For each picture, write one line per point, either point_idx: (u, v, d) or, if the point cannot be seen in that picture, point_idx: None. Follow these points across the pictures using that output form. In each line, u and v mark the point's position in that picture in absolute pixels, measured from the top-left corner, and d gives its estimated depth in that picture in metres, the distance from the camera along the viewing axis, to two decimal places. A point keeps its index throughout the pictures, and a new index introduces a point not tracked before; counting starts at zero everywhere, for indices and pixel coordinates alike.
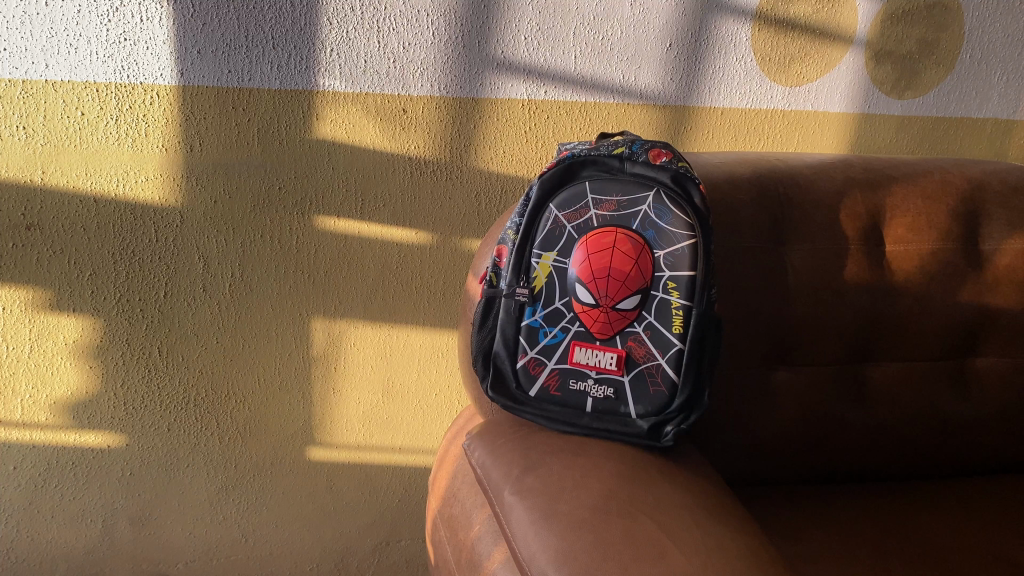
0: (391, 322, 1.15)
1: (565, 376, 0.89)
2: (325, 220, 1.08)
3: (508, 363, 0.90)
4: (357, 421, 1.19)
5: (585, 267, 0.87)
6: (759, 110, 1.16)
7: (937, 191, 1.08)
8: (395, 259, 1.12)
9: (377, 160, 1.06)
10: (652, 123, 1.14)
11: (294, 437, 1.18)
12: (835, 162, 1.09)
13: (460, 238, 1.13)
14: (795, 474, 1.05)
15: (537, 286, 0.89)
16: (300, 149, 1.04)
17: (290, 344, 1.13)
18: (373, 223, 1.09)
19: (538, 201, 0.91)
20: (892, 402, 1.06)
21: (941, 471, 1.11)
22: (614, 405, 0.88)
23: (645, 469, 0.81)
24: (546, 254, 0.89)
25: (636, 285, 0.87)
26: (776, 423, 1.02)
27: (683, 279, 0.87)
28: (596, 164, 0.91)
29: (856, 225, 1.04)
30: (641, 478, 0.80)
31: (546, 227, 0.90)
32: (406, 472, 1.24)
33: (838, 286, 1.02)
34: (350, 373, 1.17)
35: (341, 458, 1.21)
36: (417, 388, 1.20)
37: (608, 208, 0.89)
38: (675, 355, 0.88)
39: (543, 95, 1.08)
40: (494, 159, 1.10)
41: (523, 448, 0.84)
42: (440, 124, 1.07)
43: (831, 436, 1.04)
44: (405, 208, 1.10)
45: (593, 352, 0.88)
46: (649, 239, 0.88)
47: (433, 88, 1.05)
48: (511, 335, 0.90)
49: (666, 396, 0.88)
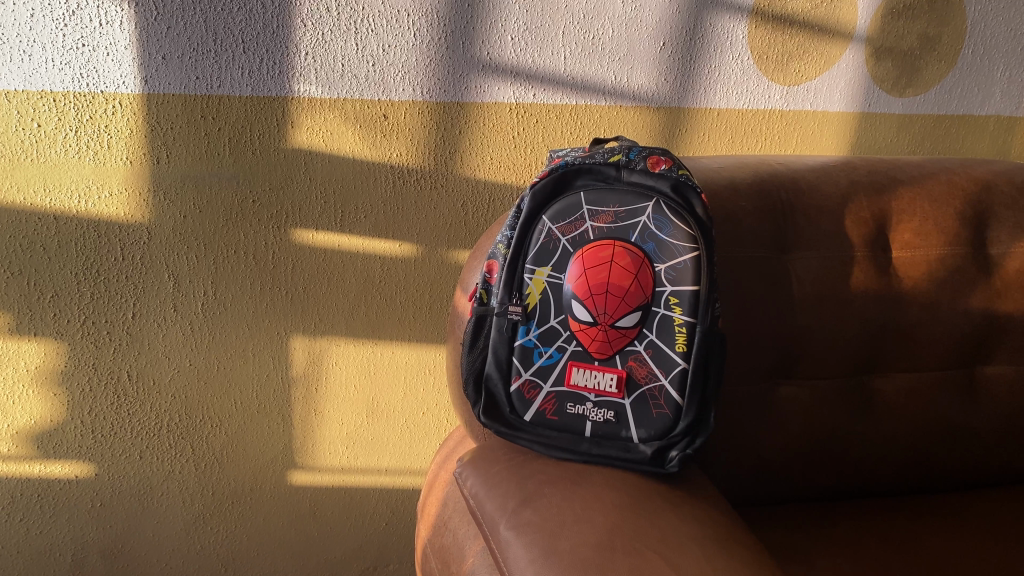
0: (375, 339, 1.09)
1: (562, 399, 0.84)
2: (303, 233, 1.02)
3: (501, 386, 0.85)
4: (341, 444, 1.14)
5: (581, 283, 0.82)
6: (756, 110, 1.11)
7: (944, 193, 1.04)
8: (378, 274, 1.06)
9: (357, 170, 1.01)
10: (645, 126, 1.08)
11: (274, 461, 1.12)
12: (837, 164, 1.05)
13: (447, 250, 1.08)
14: (801, 492, 1.01)
15: (531, 304, 0.84)
16: (275, 159, 0.97)
17: (268, 365, 1.07)
18: (354, 236, 1.03)
19: (530, 213, 0.85)
20: (900, 414, 1.01)
21: (951, 483, 1.07)
22: (615, 429, 0.83)
23: (649, 498, 0.76)
24: (540, 269, 0.84)
25: (636, 301, 0.82)
26: (781, 439, 0.97)
27: (686, 294, 0.82)
28: (591, 172, 0.86)
29: (862, 229, 0.99)
30: (645, 508, 0.75)
31: (539, 240, 0.84)
32: (392, 495, 1.19)
33: (843, 295, 0.97)
34: (332, 394, 1.11)
35: (325, 482, 1.15)
36: (404, 407, 1.14)
37: (605, 220, 0.84)
38: (678, 375, 0.82)
39: (532, 98, 1.03)
40: (480, 166, 1.05)
41: (518, 477, 0.79)
42: (423, 130, 1.01)
43: (839, 452, 1.00)
44: (388, 219, 1.04)
45: (591, 373, 0.83)
46: (649, 252, 0.82)
47: (416, 92, 0.99)
48: (504, 356, 0.84)
49: (670, 419, 0.82)
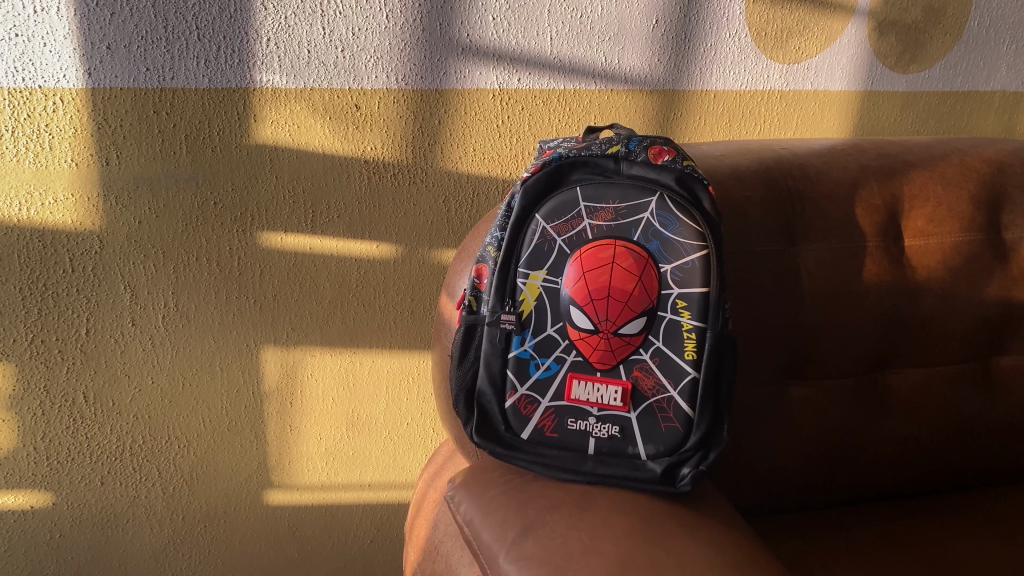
0: (353, 348, 1.01)
1: (562, 415, 0.77)
2: (271, 236, 0.93)
3: (494, 402, 0.77)
4: (320, 460, 1.06)
5: (579, 287, 0.75)
6: (755, 91, 1.04)
7: (956, 176, 0.97)
8: (354, 277, 0.98)
9: (328, 165, 0.92)
10: (637, 111, 1.01)
11: (249, 481, 1.04)
12: (845, 146, 0.98)
13: (429, 249, 1.00)
14: (814, 498, 0.95)
15: (525, 311, 0.77)
16: (237, 156, 0.89)
17: (238, 379, 0.98)
18: (327, 237, 0.95)
19: (521, 212, 0.77)
20: (914, 412, 0.96)
21: (967, 481, 1.01)
22: (621, 445, 0.76)
23: (663, 521, 0.69)
24: (534, 272, 0.77)
25: (641, 306, 0.75)
26: (793, 444, 0.91)
27: (695, 297, 0.75)
28: (587, 166, 0.78)
29: (874, 218, 0.92)
30: (661, 532, 0.68)
31: (533, 242, 0.77)
32: (377, 511, 1.11)
33: (856, 288, 0.91)
34: (309, 407, 1.03)
35: (304, 501, 1.07)
36: (387, 418, 1.07)
37: (604, 217, 0.76)
38: (688, 385, 0.76)
39: (516, 83, 0.95)
40: (462, 159, 0.97)
41: (519, 502, 0.72)
42: (400, 121, 0.93)
43: (852, 454, 0.94)
44: (363, 218, 0.96)
45: (592, 386, 0.76)
46: (654, 251, 0.75)
47: (390, 80, 0.90)
48: (498, 370, 0.77)
49: (680, 432, 0.76)
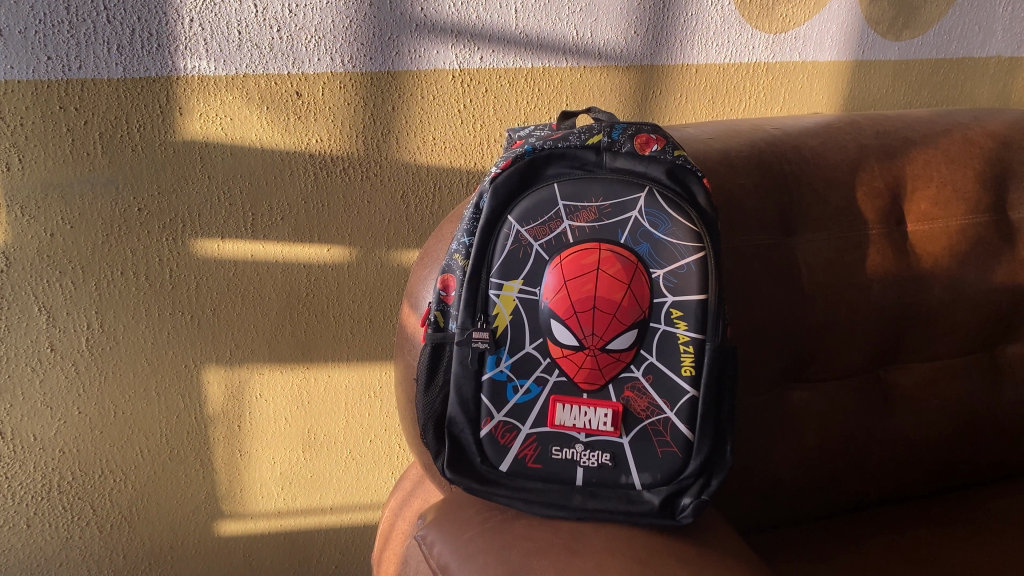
0: (306, 363, 0.91)
1: (545, 443, 0.68)
2: (207, 244, 0.82)
3: (468, 432, 0.68)
4: (275, 485, 0.96)
5: (561, 298, 0.66)
6: (739, 64, 0.95)
7: (961, 152, 0.89)
8: (304, 285, 0.88)
9: (268, 161, 0.81)
10: (613, 89, 0.91)
11: (196, 513, 0.94)
12: (841, 122, 0.89)
13: (387, 251, 0.89)
14: (817, 507, 0.87)
15: (499, 327, 0.67)
16: (162, 156, 0.78)
17: (178, 404, 0.88)
18: (270, 243, 0.84)
19: (492, 214, 0.67)
20: (920, 410, 0.89)
21: (975, 478, 0.95)
22: (613, 475, 0.67)
23: (666, 554, 0.61)
24: (509, 282, 0.67)
25: (631, 317, 0.66)
26: (794, 451, 0.83)
27: (692, 305, 0.66)
28: (565, 159, 0.68)
29: (876, 202, 0.84)
30: (664, 567, 0.59)
31: (506, 247, 0.67)
32: (341, 534, 1.02)
33: (859, 281, 0.83)
34: (259, 430, 0.93)
35: (260, 529, 0.98)
36: (347, 436, 0.97)
37: (587, 218, 0.67)
38: (687, 405, 0.67)
39: (478, 63, 0.84)
40: (420, 149, 0.86)
41: (496, 532, 0.62)
42: (348, 109, 0.82)
43: (856, 458, 0.87)
44: (311, 220, 0.85)
45: (579, 409, 0.67)
46: (644, 255, 0.66)
47: (335, 62, 0.79)
48: (471, 395, 0.68)
49: (679, 458, 0.67)
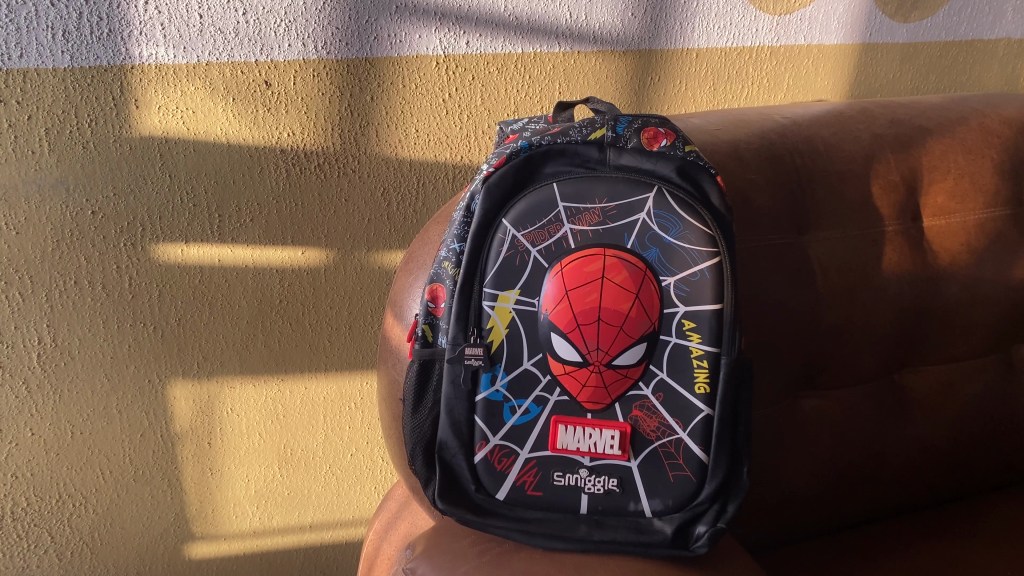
0: (281, 374, 0.84)
1: (546, 468, 0.62)
2: (169, 248, 0.75)
3: (461, 457, 0.62)
4: (249, 504, 0.89)
5: (562, 310, 0.60)
6: (741, 49, 0.89)
7: (979, 141, 0.84)
8: (277, 291, 0.81)
9: (236, 158, 0.74)
10: (608, 76, 0.85)
11: (165, 536, 0.87)
12: (853, 110, 0.83)
13: (367, 253, 0.82)
14: (829, 521, 0.82)
15: (494, 342, 0.61)
16: (117, 154, 0.70)
17: (142, 421, 0.81)
18: (239, 246, 0.77)
19: (485, 218, 0.61)
20: (937, 415, 0.84)
21: (990, 484, 0.90)
22: (620, 502, 0.61)
23: None
24: (504, 293, 0.61)
25: (639, 329, 0.60)
26: (807, 463, 0.78)
27: (705, 316, 0.61)
28: (565, 155, 0.61)
29: (892, 197, 0.79)
30: None
31: (500, 254, 0.61)
32: (321, 552, 0.96)
33: (875, 281, 0.77)
34: (231, 447, 0.86)
35: (234, 550, 0.91)
36: (327, 450, 0.91)
37: (590, 221, 0.61)
38: (701, 425, 0.61)
39: (464, 48, 0.77)
40: (402, 142, 0.79)
41: (493, 565, 0.57)
42: (322, 100, 0.75)
43: (870, 469, 0.82)
44: (284, 221, 0.78)
45: (583, 431, 0.61)
46: (653, 261, 0.60)
47: (307, 48, 0.72)
48: (464, 418, 0.62)
49: (693, 482, 0.62)
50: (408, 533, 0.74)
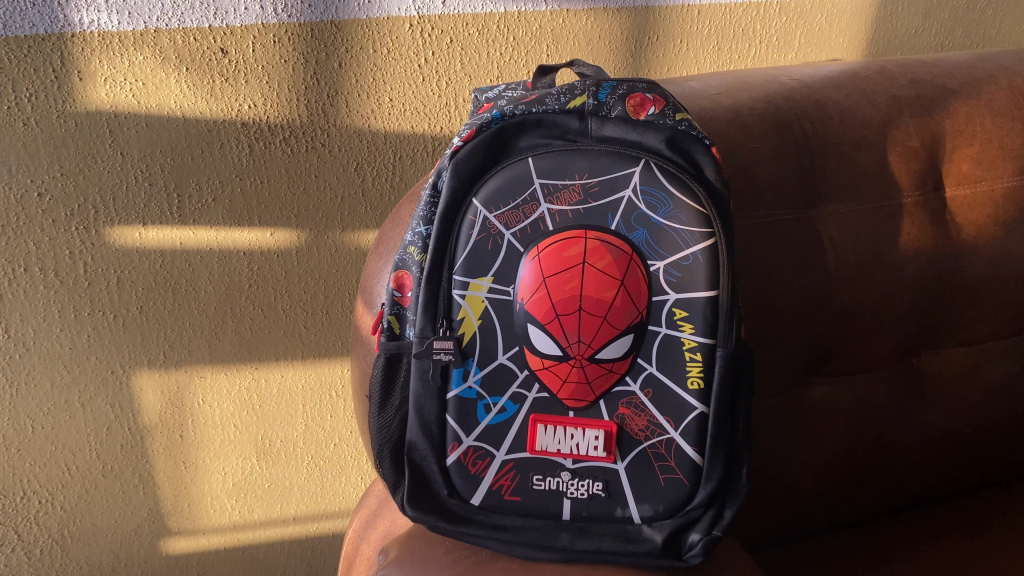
0: (255, 362, 0.80)
1: (525, 471, 0.57)
2: (126, 232, 0.70)
3: (432, 460, 0.57)
4: (227, 498, 0.85)
5: (540, 299, 0.54)
6: (748, 5, 0.82)
7: (1011, 101, 0.76)
8: (246, 275, 0.75)
9: (193, 134, 0.68)
10: (601, 36, 0.78)
11: (139, 532, 0.83)
12: (870, 69, 0.76)
13: (341, 233, 0.77)
14: (839, 514, 0.77)
15: (466, 335, 0.56)
16: (62, 131, 0.65)
17: (107, 414, 0.76)
18: (202, 228, 0.72)
19: (453, 198, 0.55)
20: (959, 402, 0.77)
21: (1017, 473, 0.84)
22: (606, 507, 0.56)
23: None
24: (476, 281, 0.55)
25: (625, 320, 0.54)
26: (816, 455, 0.72)
27: (699, 304, 0.55)
28: (542, 126, 0.55)
29: (912, 165, 0.71)
30: None
31: (471, 238, 0.55)
32: (306, 545, 0.92)
33: (893, 258, 0.70)
34: (205, 439, 0.81)
35: (213, 545, 0.87)
36: (307, 441, 0.86)
37: (569, 199, 0.54)
38: (695, 423, 0.56)
39: (440, 8, 0.70)
40: (375, 113, 0.73)
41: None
42: (285, 68, 0.68)
43: (885, 460, 0.76)
44: (250, 200, 0.72)
45: (564, 431, 0.56)
46: (640, 244, 0.54)
47: (266, 11, 0.66)
48: (434, 417, 0.56)
49: (685, 486, 0.56)
50: (387, 532, 0.69)
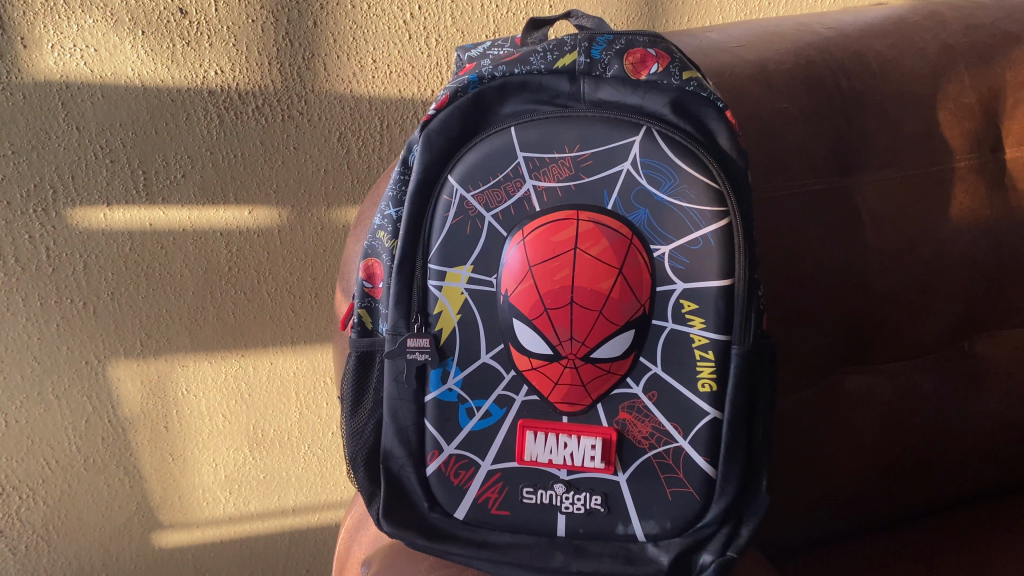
0: (240, 349, 0.74)
1: (514, 483, 0.50)
2: (89, 213, 0.64)
3: (410, 470, 0.51)
4: (220, 491, 0.80)
5: (526, 291, 0.47)
6: None
7: None
8: (224, 257, 0.69)
9: (156, 105, 0.62)
10: None
11: (129, 526, 0.79)
12: (919, 13, 0.66)
13: (327, 210, 0.70)
14: (879, 513, 0.69)
15: (444, 331, 0.49)
16: (9, 106, 0.59)
17: (85, 406, 0.72)
18: (173, 208, 0.66)
19: (424, 176, 0.48)
20: (1016, 390, 0.69)
21: None
22: (606, 523, 0.50)
23: None
24: (453, 270, 0.48)
25: (624, 314, 0.47)
26: (851, 451, 0.65)
27: (711, 295, 0.47)
28: (527, 90, 0.47)
29: (966, 124, 0.62)
30: None
31: (446, 221, 0.48)
32: (308, 536, 0.87)
33: (941, 231, 0.62)
34: (192, 430, 0.77)
35: (209, 538, 0.83)
36: (303, 430, 0.80)
37: (559, 175, 0.47)
38: (706, 430, 0.49)
39: None
40: (357, 76, 0.66)
41: None
42: (252, 29, 0.61)
43: (930, 455, 0.68)
44: (223, 176, 0.66)
45: (556, 440, 0.49)
46: (641, 226, 0.47)
47: None
48: (411, 423, 0.50)
49: (696, 501, 0.49)
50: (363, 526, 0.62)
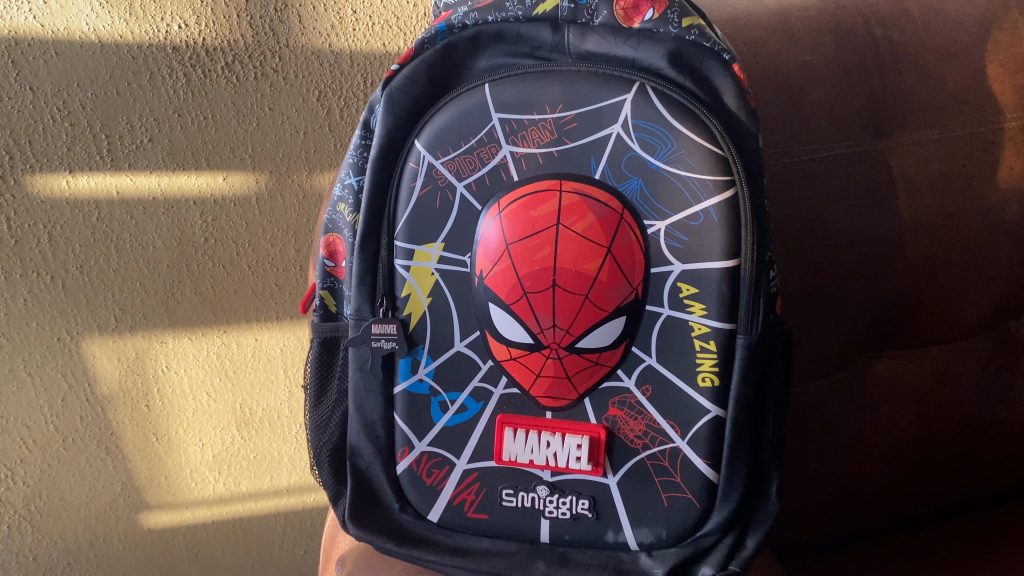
0: (222, 325, 0.69)
1: (492, 484, 0.45)
2: (52, 180, 0.61)
3: (379, 469, 0.46)
4: (208, 470, 0.76)
5: (503, 272, 0.41)
6: None
7: None
8: (200, 227, 0.65)
9: (116, 64, 0.58)
10: None
11: (115, 507, 0.76)
12: None
13: (308, 175, 0.64)
14: (912, 509, 0.63)
15: (412, 317, 0.44)
16: None
17: (60, 383, 0.69)
18: (141, 176, 0.62)
19: (387, 143, 0.42)
20: None
21: None
22: (594, 530, 0.45)
23: None
24: (422, 247, 0.43)
25: (613, 299, 0.41)
26: (877, 444, 0.59)
27: (713, 276, 0.41)
28: (504, 41, 0.41)
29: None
30: None
31: (413, 194, 0.43)
32: (305, 520, 0.82)
33: (987, 202, 0.54)
34: (176, 408, 0.73)
35: (199, 519, 0.79)
36: (295, 410, 0.75)
37: (539, 140, 0.41)
38: (708, 429, 0.43)
39: None
40: (337, 27, 0.59)
41: None
42: None
43: (971, 450, 0.61)
44: (193, 141, 0.61)
45: (538, 438, 0.44)
46: (633, 198, 0.41)
47: None
48: (378, 418, 0.45)
49: (695, 507, 0.44)
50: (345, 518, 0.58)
